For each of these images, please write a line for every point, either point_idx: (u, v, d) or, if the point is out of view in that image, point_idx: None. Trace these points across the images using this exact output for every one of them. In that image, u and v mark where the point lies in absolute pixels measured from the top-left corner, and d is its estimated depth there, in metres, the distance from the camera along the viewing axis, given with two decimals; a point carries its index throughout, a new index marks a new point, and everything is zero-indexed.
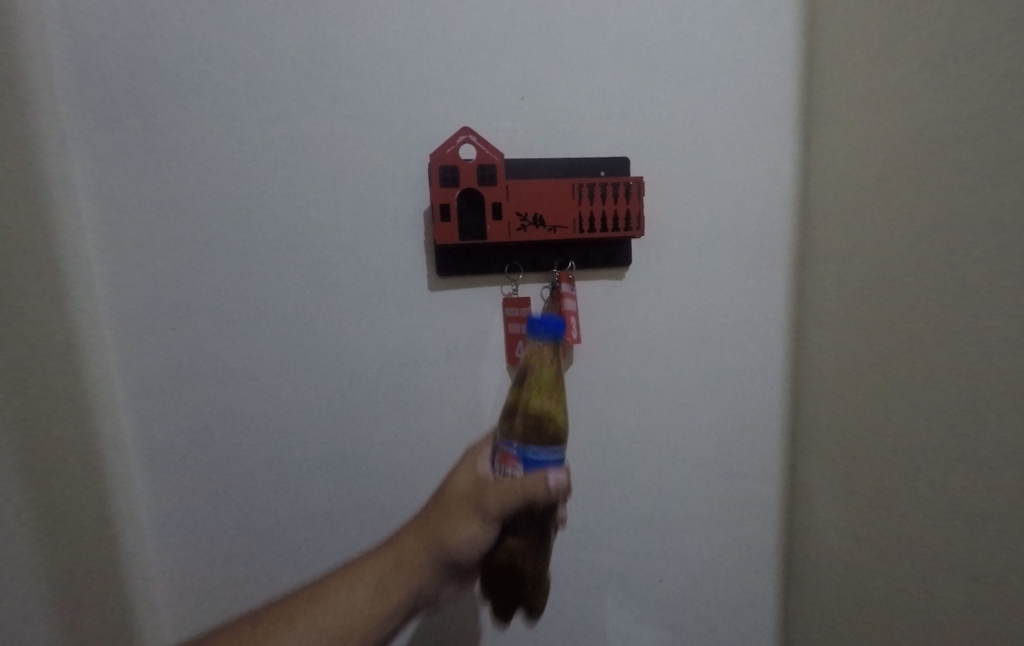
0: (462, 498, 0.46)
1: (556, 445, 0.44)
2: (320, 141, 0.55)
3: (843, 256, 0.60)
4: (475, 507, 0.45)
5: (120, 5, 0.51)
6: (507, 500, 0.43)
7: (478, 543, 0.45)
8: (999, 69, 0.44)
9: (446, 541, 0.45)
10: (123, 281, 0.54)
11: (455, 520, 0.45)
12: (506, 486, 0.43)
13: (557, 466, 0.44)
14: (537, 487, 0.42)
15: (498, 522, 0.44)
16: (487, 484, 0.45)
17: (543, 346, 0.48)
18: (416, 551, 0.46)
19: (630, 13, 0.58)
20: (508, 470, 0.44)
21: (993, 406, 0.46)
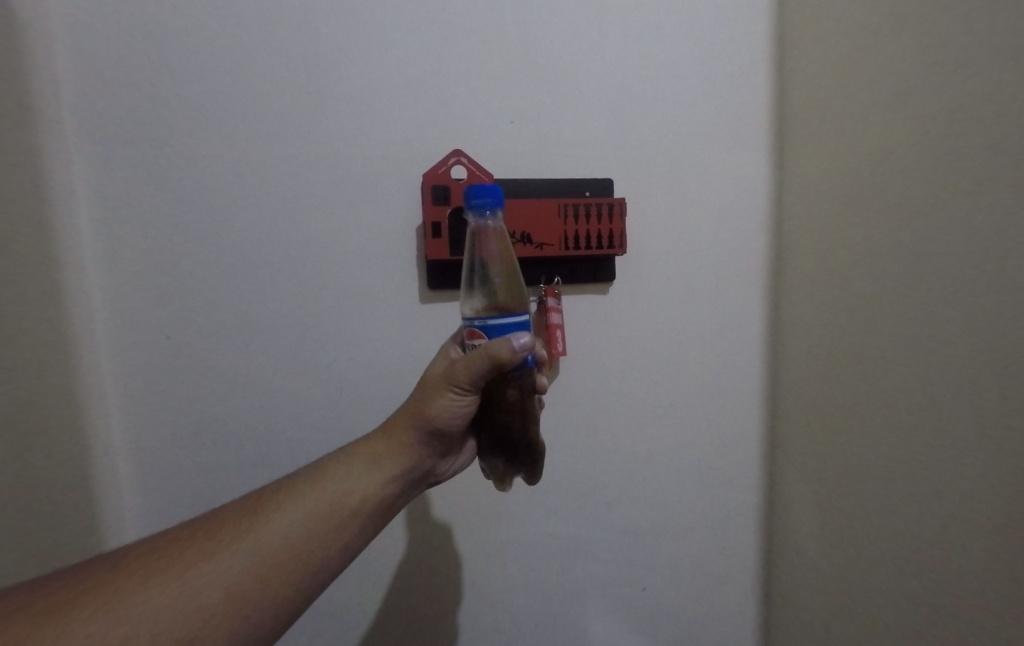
0: (437, 379, 0.46)
1: (519, 312, 0.43)
2: (317, 160, 0.57)
3: (817, 274, 0.63)
4: (449, 384, 0.45)
5: (127, 30, 0.53)
6: (476, 365, 0.42)
7: (461, 417, 0.46)
8: (965, 104, 0.48)
9: (426, 412, 0.46)
10: (119, 289, 0.55)
11: (431, 392, 0.46)
12: (469, 359, 0.43)
13: (522, 333, 0.43)
14: (502, 350, 0.41)
15: (476, 389, 0.44)
16: (456, 362, 0.44)
17: (487, 224, 0.47)
18: (398, 433, 0.47)
19: (614, 44, 0.62)
20: (476, 343, 0.43)
21: (962, 417, 0.49)
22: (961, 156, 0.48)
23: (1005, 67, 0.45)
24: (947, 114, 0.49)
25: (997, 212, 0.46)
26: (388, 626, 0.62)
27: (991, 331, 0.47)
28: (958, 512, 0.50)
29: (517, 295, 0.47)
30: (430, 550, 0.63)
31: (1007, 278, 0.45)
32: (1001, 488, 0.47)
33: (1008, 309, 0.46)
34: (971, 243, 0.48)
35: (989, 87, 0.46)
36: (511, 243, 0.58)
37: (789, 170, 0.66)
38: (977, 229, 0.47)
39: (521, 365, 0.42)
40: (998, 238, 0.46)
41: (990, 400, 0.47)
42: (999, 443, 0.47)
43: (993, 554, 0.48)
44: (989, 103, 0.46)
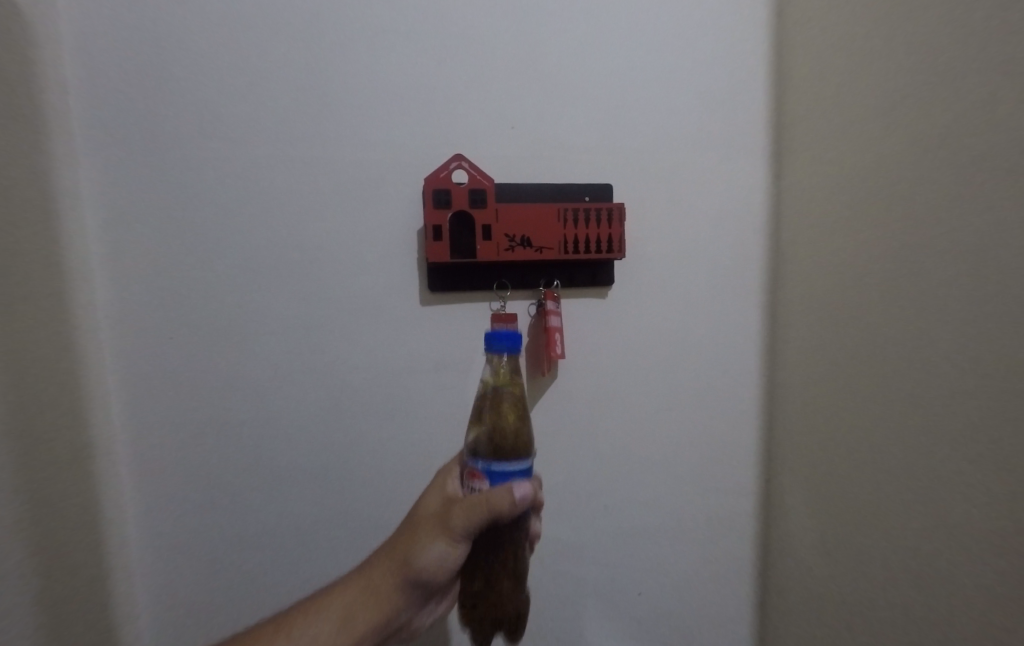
0: (431, 520, 0.51)
1: (522, 456, 0.48)
2: (318, 163, 0.58)
3: (814, 280, 0.64)
4: (441, 529, 0.49)
5: (134, 35, 0.54)
6: (472, 515, 0.46)
7: (448, 564, 0.49)
8: (961, 111, 0.49)
9: (412, 566, 0.50)
10: (123, 289, 0.56)
11: (419, 544, 0.50)
12: (471, 504, 0.47)
13: (523, 478, 0.47)
14: (502, 501, 0.45)
15: (467, 535, 0.47)
16: (454, 506, 0.48)
17: (501, 356, 0.52)
18: (384, 577, 0.51)
19: (613, 52, 0.62)
20: (477, 486, 0.47)
21: (958, 421, 0.50)
22: (955, 163, 0.49)
23: (997, 77, 0.46)
24: (943, 122, 0.50)
25: (991, 221, 0.47)
26: None
27: (984, 338, 0.48)
28: (951, 517, 0.51)
29: (523, 434, 0.50)
30: None
31: (999, 286, 0.46)
32: (992, 493, 0.48)
33: (1000, 316, 0.46)
34: (968, 247, 0.48)
35: (983, 97, 0.47)
36: (511, 246, 0.58)
37: (788, 177, 0.66)
38: (970, 237, 0.48)
39: (517, 515, 0.46)
40: (994, 241, 0.46)
41: (984, 403, 0.48)
42: (995, 447, 0.47)
43: (984, 558, 0.48)
44: (984, 110, 0.47)
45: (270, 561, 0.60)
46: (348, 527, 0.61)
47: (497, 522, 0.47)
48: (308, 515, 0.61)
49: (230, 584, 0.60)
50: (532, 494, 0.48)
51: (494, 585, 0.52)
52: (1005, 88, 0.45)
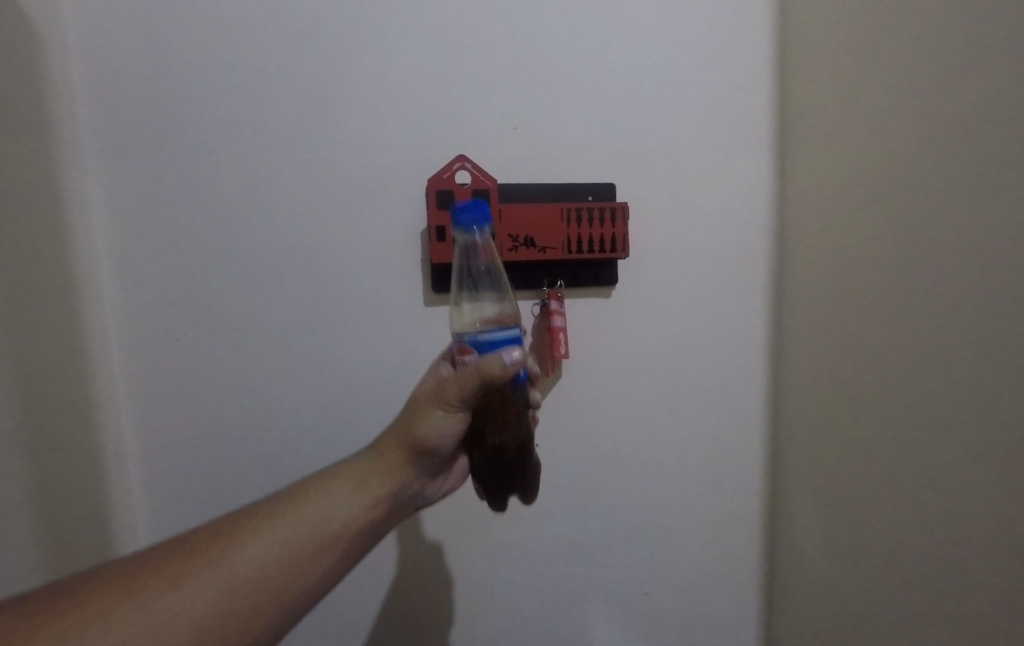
0: (427, 399, 0.48)
1: (508, 326, 0.45)
2: (322, 166, 0.58)
3: (819, 278, 0.63)
4: (438, 400, 0.47)
5: (141, 42, 0.55)
6: (467, 384, 0.45)
7: (452, 438, 0.49)
8: (966, 108, 0.48)
9: (415, 433, 0.48)
10: (131, 292, 0.56)
11: (423, 413, 0.48)
12: (462, 377, 0.45)
13: (514, 346, 0.45)
14: (492, 369, 0.43)
15: (466, 405, 0.47)
16: (447, 379, 0.47)
17: (467, 233, 0.50)
18: (391, 456, 0.48)
19: (616, 50, 0.62)
20: (466, 361, 0.45)
21: (964, 421, 0.50)
22: (960, 161, 0.49)
23: (1005, 74, 0.45)
24: (947, 120, 0.50)
25: (996, 221, 0.46)
26: (390, 626, 0.63)
27: (990, 339, 0.47)
28: (957, 518, 0.51)
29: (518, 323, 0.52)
30: (432, 551, 0.64)
31: (1003, 288, 0.46)
32: (999, 497, 0.47)
33: (1006, 317, 0.46)
34: (974, 246, 0.48)
35: (990, 95, 0.46)
36: (514, 246, 0.58)
37: (793, 175, 0.66)
38: (976, 237, 0.48)
39: (510, 378, 0.44)
40: (1000, 240, 0.46)
41: (991, 403, 0.47)
42: (1003, 447, 0.47)
43: (992, 561, 0.48)
44: (989, 107, 0.47)
45: None
46: None
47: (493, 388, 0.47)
48: None
49: None
50: (525, 359, 0.46)
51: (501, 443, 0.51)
52: (1010, 85, 0.45)
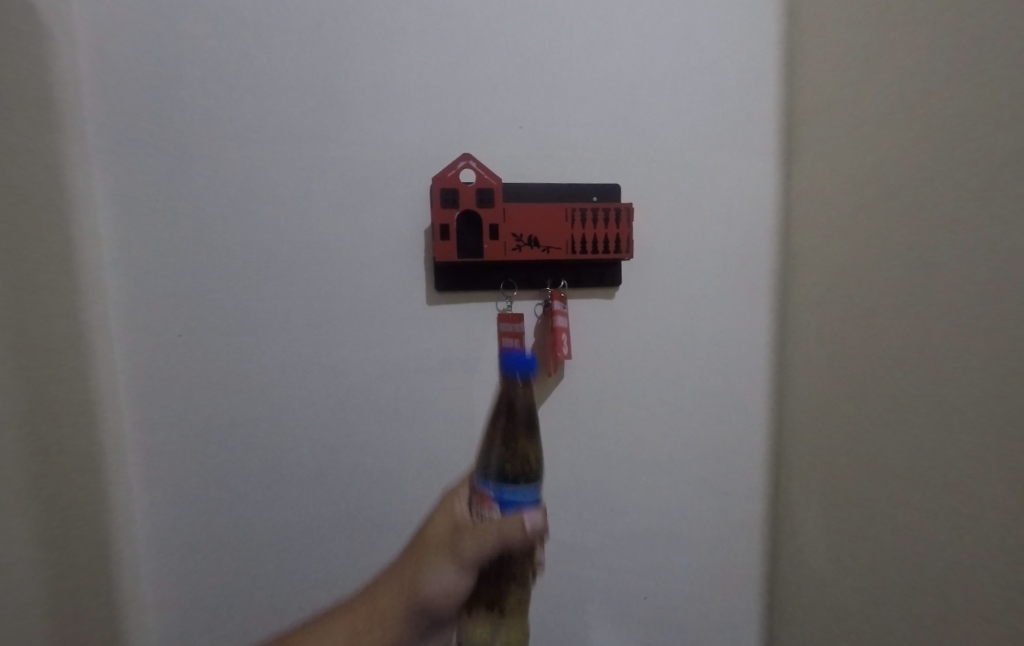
0: (440, 542, 0.50)
1: (531, 486, 0.49)
2: (327, 164, 0.58)
3: (826, 281, 0.63)
4: (449, 548, 0.49)
5: (147, 38, 0.55)
6: (479, 542, 0.47)
7: (455, 590, 0.49)
8: (971, 110, 0.48)
9: (419, 590, 0.50)
10: (134, 286, 0.56)
11: (429, 567, 0.50)
12: (482, 529, 0.47)
13: (533, 506, 0.48)
14: (513, 530, 0.47)
15: (474, 566, 0.48)
16: (465, 526, 0.49)
17: (515, 383, 0.55)
18: (392, 596, 0.52)
19: (623, 52, 0.62)
20: (487, 512, 0.48)
21: (966, 427, 0.49)
22: (965, 163, 0.48)
23: (1012, 77, 0.45)
24: (952, 121, 0.49)
25: (1002, 226, 0.46)
26: None
27: (994, 345, 0.47)
28: (959, 524, 0.50)
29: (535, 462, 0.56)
30: None
31: (1008, 294, 0.46)
32: (1001, 505, 0.47)
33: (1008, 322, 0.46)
34: (977, 249, 0.48)
35: (996, 98, 0.46)
36: (518, 246, 0.58)
37: (799, 177, 0.65)
38: (979, 243, 0.47)
39: (528, 542, 0.48)
40: (1003, 243, 0.46)
41: (993, 409, 0.47)
42: (1003, 453, 0.46)
43: (991, 570, 0.48)
44: (992, 110, 0.46)
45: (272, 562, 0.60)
46: (352, 527, 0.61)
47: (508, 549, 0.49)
48: (312, 514, 0.61)
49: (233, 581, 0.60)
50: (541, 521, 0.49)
51: (512, 561, 0.53)
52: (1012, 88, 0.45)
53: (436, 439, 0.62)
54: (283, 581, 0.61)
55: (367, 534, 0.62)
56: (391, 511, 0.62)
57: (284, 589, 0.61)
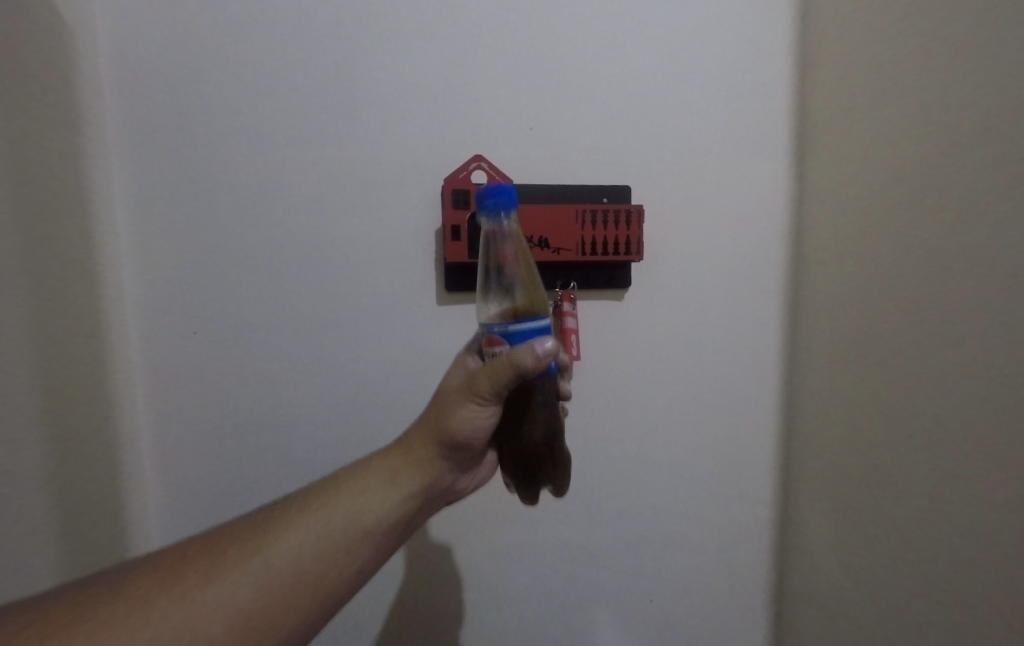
0: (455, 390, 0.47)
1: (538, 316, 0.42)
2: (340, 165, 0.59)
3: (838, 285, 0.62)
4: (469, 393, 0.45)
5: (165, 42, 0.56)
6: (499, 375, 0.42)
7: (484, 428, 0.47)
8: (984, 115, 0.48)
9: (449, 426, 0.47)
10: (151, 286, 0.57)
11: (451, 406, 0.47)
12: (492, 369, 0.43)
13: (545, 336, 0.42)
14: (523, 360, 0.41)
15: (500, 395, 0.44)
16: (477, 372, 0.45)
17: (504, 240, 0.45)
18: (418, 444, 0.47)
19: (634, 53, 0.62)
20: (496, 350, 0.43)
21: (975, 431, 0.49)
22: (975, 168, 0.48)
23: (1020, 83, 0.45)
24: (962, 126, 0.49)
25: (1012, 230, 0.46)
26: (393, 622, 0.63)
27: (1003, 350, 0.47)
28: (967, 528, 0.50)
29: (536, 296, 0.44)
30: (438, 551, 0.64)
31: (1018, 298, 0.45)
32: (1010, 511, 0.46)
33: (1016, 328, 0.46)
34: (987, 254, 0.47)
35: (1008, 102, 0.46)
36: (528, 248, 0.58)
37: (811, 180, 0.65)
38: (989, 247, 0.47)
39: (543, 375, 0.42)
40: (1015, 247, 0.45)
41: (1001, 413, 0.47)
42: (1011, 458, 0.46)
43: (996, 573, 0.48)
44: (1004, 115, 0.46)
45: None
46: None
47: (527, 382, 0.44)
48: None
49: None
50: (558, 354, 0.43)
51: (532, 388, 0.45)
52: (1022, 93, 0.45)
53: None
54: None
55: None
56: None
57: None
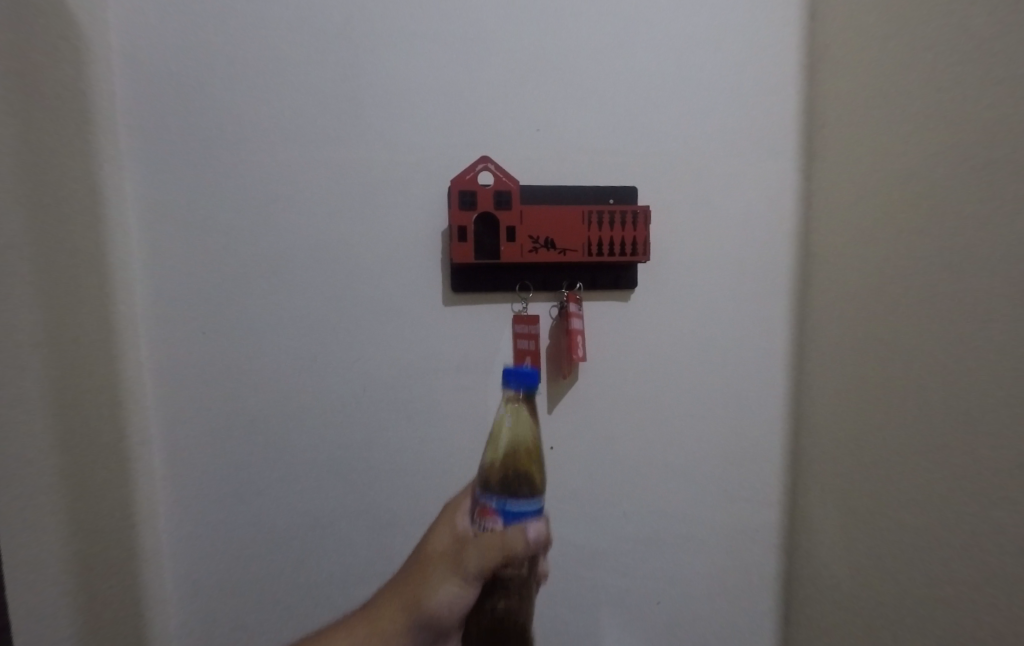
0: (443, 554, 0.55)
1: (533, 498, 0.51)
2: (347, 166, 0.59)
3: (846, 285, 0.62)
4: (453, 567, 0.53)
5: (176, 45, 0.57)
6: (480, 563, 0.51)
7: (459, 608, 0.52)
8: (987, 111, 0.47)
9: (424, 605, 0.53)
10: (160, 283, 0.58)
11: (435, 583, 0.54)
12: (488, 543, 0.50)
13: (535, 518, 0.50)
14: (516, 543, 0.50)
15: (479, 580, 0.52)
16: (467, 541, 0.52)
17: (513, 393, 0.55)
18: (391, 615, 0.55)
19: (641, 55, 0.62)
20: (489, 525, 0.50)
21: (978, 428, 0.49)
22: (980, 165, 0.48)
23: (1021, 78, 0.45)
24: (966, 122, 0.49)
25: (1011, 229, 0.46)
26: None
27: (1006, 347, 0.46)
28: (972, 527, 0.49)
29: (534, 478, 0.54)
30: None
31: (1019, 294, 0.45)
32: (1014, 509, 0.46)
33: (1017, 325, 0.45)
34: (991, 251, 0.47)
35: (1009, 99, 0.46)
36: (534, 248, 0.58)
37: (819, 180, 0.65)
38: (992, 244, 0.47)
39: (529, 548, 0.51)
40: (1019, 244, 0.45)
41: (1006, 410, 0.46)
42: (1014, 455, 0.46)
43: (998, 570, 0.47)
44: (1006, 112, 0.46)
45: (285, 556, 0.61)
46: (365, 523, 0.62)
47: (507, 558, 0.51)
48: (327, 509, 0.61)
49: (247, 575, 0.61)
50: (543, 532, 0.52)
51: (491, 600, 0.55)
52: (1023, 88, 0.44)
53: (451, 438, 0.62)
54: (295, 576, 0.62)
55: (379, 530, 0.62)
56: (405, 508, 0.62)
57: (296, 584, 0.62)
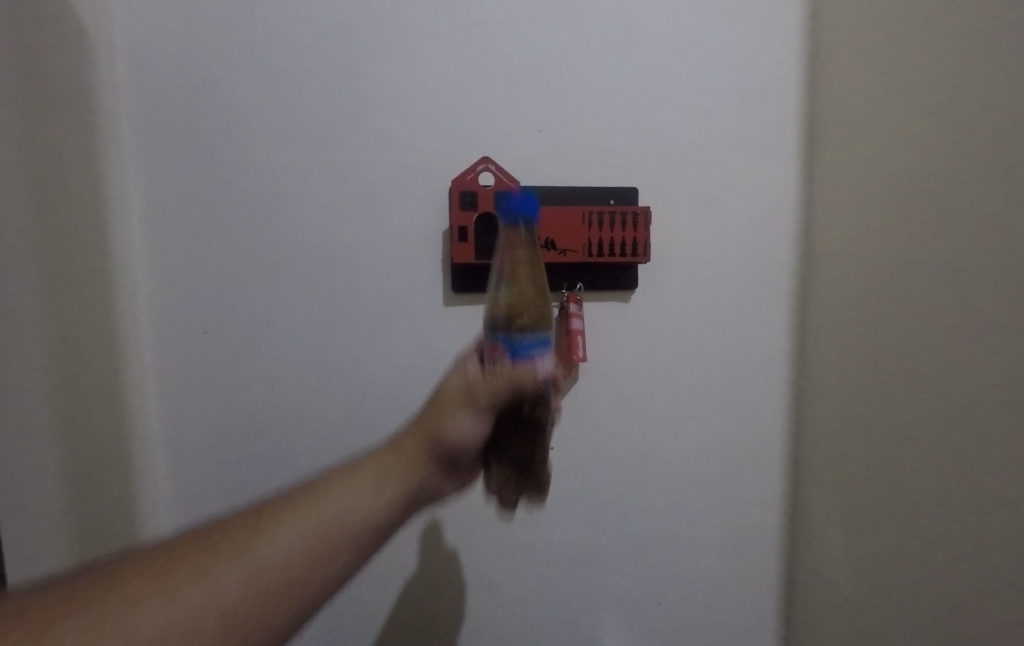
0: (454, 398, 0.45)
1: (542, 336, 0.44)
2: (350, 167, 0.59)
3: (847, 287, 0.62)
4: (468, 405, 0.44)
5: (178, 45, 0.57)
6: (498, 387, 0.43)
7: (476, 436, 0.45)
8: (985, 111, 0.47)
9: (439, 429, 0.44)
10: (164, 283, 0.59)
11: (447, 410, 0.44)
12: (495, 376, 0.43)
13: (544, 355, 0.44)
14: (526, 377, 0.43)
15: (493, 411, 0.44)
16: (478, 376, 0.45)
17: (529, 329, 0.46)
18: (405, 452, 0.44)
19: (644, 55, 0.62)
20: (498, 362, 0.43)
21: (978, 428, 0.48)
22: (976, 167, 0.48)
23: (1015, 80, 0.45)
24: (963, 123, 0.49)
25: (1008, 232, 0.46)
26: (396, 622, 0.64)
27: (1003, 345, 0.46)
28: (970, 527, 0.49)
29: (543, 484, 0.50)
30: (443, 552, 0.64)
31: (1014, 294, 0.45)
32: (1010, 509, 0.46)
33: (1015, 326, 0.45)
34: (988, 251, 0.47)
35: (1004, 100, 0.46)
36: None
37: (820, 180, 0.65)
38: (991, 244, 0.47)
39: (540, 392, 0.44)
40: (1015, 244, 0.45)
41: (1003, 411, 0.46)
42: (1010, 456, 0.46)
43: (996, 569, 0.47)
44: (1002, 113, 0.46)
45: None
46: None
47: (521, 400, 0.45)
48: None
49: None
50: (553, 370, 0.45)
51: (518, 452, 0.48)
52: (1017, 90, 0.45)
53: None
54: None
55: None
56: None
57: None
